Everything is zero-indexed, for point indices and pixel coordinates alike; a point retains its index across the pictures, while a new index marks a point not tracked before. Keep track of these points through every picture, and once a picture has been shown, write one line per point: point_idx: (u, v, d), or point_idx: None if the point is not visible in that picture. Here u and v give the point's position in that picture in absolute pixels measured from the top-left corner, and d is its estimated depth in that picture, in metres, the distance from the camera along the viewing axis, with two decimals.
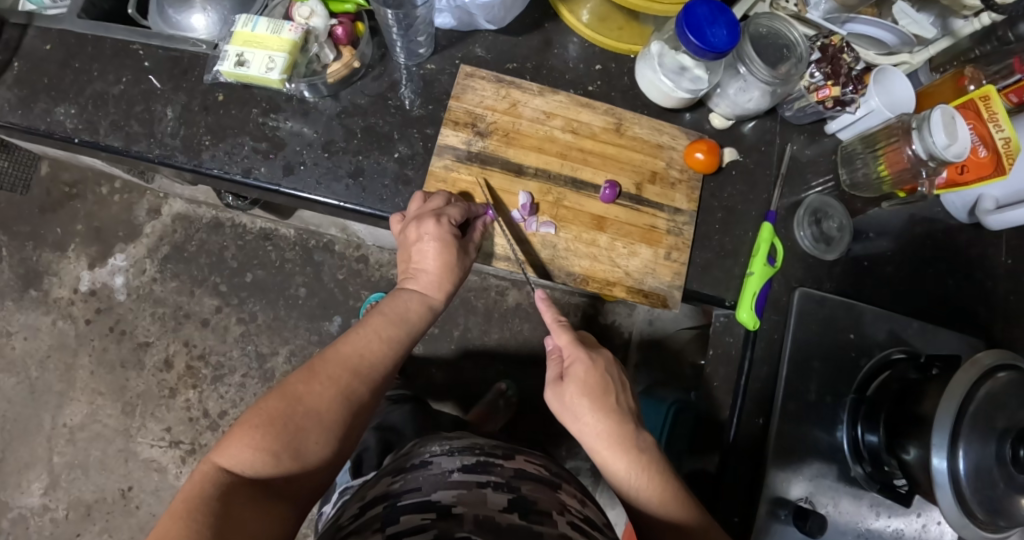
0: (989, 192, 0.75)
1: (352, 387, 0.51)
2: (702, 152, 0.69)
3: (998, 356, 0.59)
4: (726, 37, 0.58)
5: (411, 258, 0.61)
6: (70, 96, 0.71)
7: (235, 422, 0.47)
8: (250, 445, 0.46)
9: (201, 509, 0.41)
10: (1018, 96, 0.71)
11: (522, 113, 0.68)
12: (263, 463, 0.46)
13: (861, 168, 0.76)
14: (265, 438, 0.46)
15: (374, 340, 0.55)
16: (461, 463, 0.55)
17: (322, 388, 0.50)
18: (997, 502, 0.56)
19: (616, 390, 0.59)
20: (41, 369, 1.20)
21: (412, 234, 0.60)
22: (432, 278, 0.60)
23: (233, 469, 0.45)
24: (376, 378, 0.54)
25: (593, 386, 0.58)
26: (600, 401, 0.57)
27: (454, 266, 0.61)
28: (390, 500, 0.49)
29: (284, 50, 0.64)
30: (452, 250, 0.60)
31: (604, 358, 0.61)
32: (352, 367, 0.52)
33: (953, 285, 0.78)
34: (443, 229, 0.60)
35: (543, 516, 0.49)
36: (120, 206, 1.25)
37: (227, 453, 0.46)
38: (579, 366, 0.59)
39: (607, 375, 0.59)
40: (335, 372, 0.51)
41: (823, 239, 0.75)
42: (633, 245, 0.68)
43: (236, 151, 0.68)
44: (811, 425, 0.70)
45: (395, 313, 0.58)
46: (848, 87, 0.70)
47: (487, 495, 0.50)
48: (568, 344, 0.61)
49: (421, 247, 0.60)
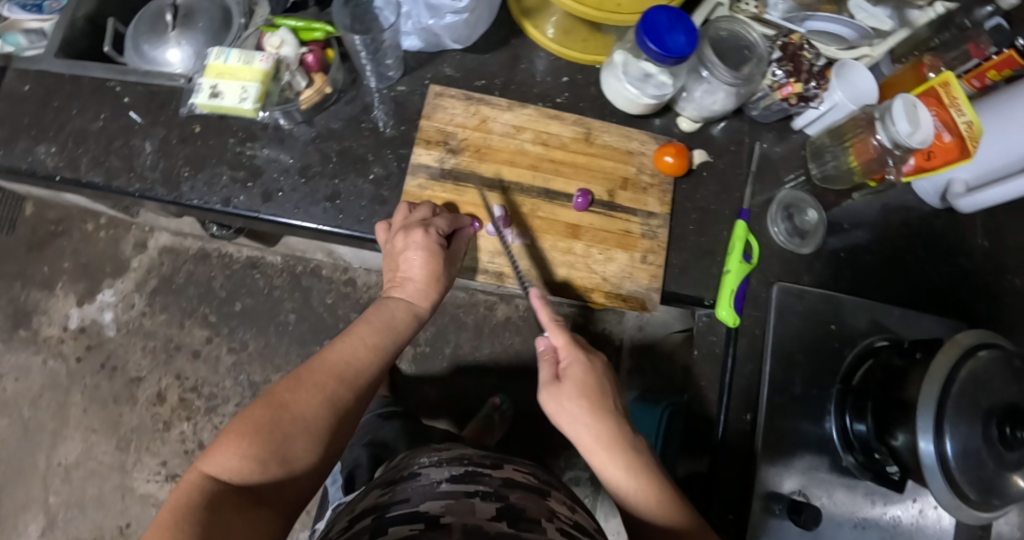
0: (959, 176, 0.76)
1: (338, 394, 0.52)
2: (671, 155, 0.70)
3: (979, 336, 0.60)
4: (685, 43, 0.60)
5: (397, 267, 0.62)
6: (50, 134, 0.71)
7: (221, 430, 0.47)
8: (236, 452, 0.46)
9: (188, 517, 0.41)
10: (980, 81, 0.75)
11: (492, 129, 0.70)
12: (250, 470, 0.46)
13: (831, 161, 0.78)
14: (252, 444, 0.46)
15: (361, 347, 0.56)
16: (450, 474, 0.55)
17: (309, 395, 0.50)
18: (989, 482, 0.56)
19: (612, 395, 0.60)
20: (34, 408, 1.19)
21: (398, 244, 0.61)
22: (418, 287, 0.61)
23: (218, 477, 0.45)
24: (362, 384, 0.54)
25: (590, 387, 0.59)
26: (599, 403, 0.58)
27: (439, 275, 0.62)
28: (380, 512, 0.49)
29: (256, 80, 0.66)
30: (439, 263, 0.61)
31: (600, 361, 0.62)
32: (339, 374, 0.53)
33: (932, 271, 0.80)
34: (430, 238, 0.60)
35: (532, 524, 0.49)
36: (106, 241, 1.26)
37: (212, 461, 0.46)
38: (578, 366, 0.60)
39: (604, 379, 0.60)
40: (322, 379, 0.52)
41: (798, 234, 0.76)
42: (609, 251, 0.69)
43: (215, 181, 0.69)
44: (799, 418, 0.70)
45: (379, 320, 0.59)
46: (811, 83, 0.73)
47: (475, 504, 0.50)
48: (565, 345, 0.61)
49: (408, 256, 0.60)
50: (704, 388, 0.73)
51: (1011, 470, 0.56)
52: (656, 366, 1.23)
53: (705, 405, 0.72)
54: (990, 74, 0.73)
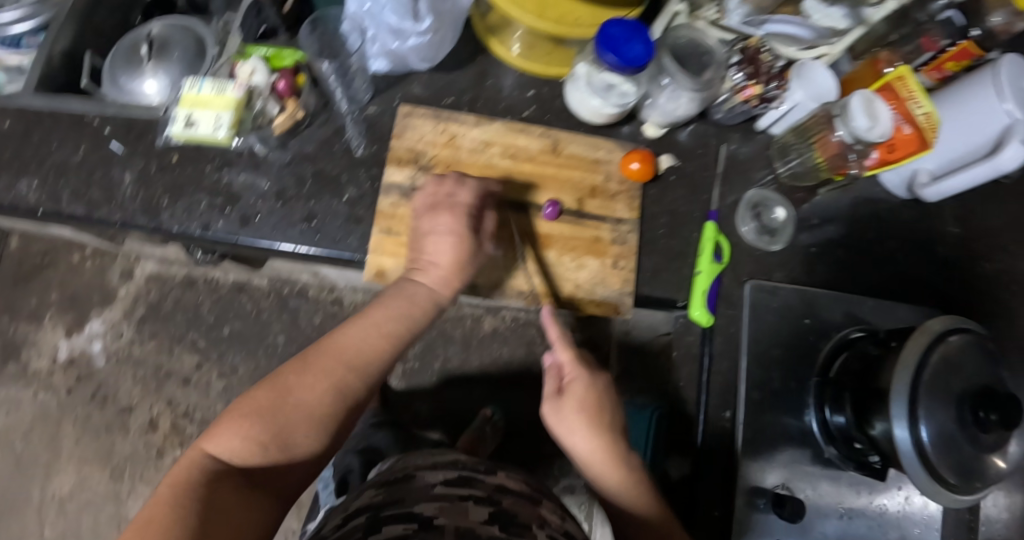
0: (923, 166, 0.78)
1: (346, 381, 0.55)
2: (637, 162, 0.72)
3: (950, 321, 0.62)
4: (642, 52, 0.62)
5: (424, 251, 0.63)
6: (32, 169, 0.72)
7: (226, 413, 0.52)
8: (237, 434, 0.50)
9: (186, 494, 0.45)
10: (938, 73, 0.79)
11: (462, 145, 0.71)
12: (250, 451, 0.50)
13: (796, 159, 0.80)
14: (253, 427, 0.51)
15: (372, 335, 0.58)
16: (443, 477, 0.56)
17: (314, 381, 0.54)
18: (964, 461, 0.59)
19: (611, 410, 0.63)
20: (26, 442, 1.19)
21: (428, 226, 0.63)
22: (442, 273, 0.63)
23: (219, 456, 0.49)
24: (371, 371, 0.57)
25: (590, 405, 0.62)
26: (597, 419, 0.61)
27: (467, 264, 0.63)
28: (373, 510, 0.50)
29: (229, 109, 0.67)
30: (467, 248, 0.63)
31: (602, 378, 0.65)
32: (346, 361, 0.56)
33: (903, 261, 0.81)
34: (462, 225, 0.63)
35: (522, 529, 0.51)
36: (93, 271, 1.26)
37: (215, 441, 0.50)
38: (579, 384, 0.63)
39: (603, 396, 0.63)
40: (329, 365, 0.55)
41: (767, 231, 0.78)
42: (580, 258, 0.70)
43: (194, 208, 0.70)
44: (779, 413, 0.72)
45: (390, 310, 0.60)
46: (771, 84, 0.75)
47: (469, 508, 0.51)
48: (570, 360, 0.65)
49: (438, 242, 0.63)
50: (684, 388, 0.74)
51: (981, 448, 0.59)
52: (644, 370, 1.25)
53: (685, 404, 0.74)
54: (947, 65, 0.78)
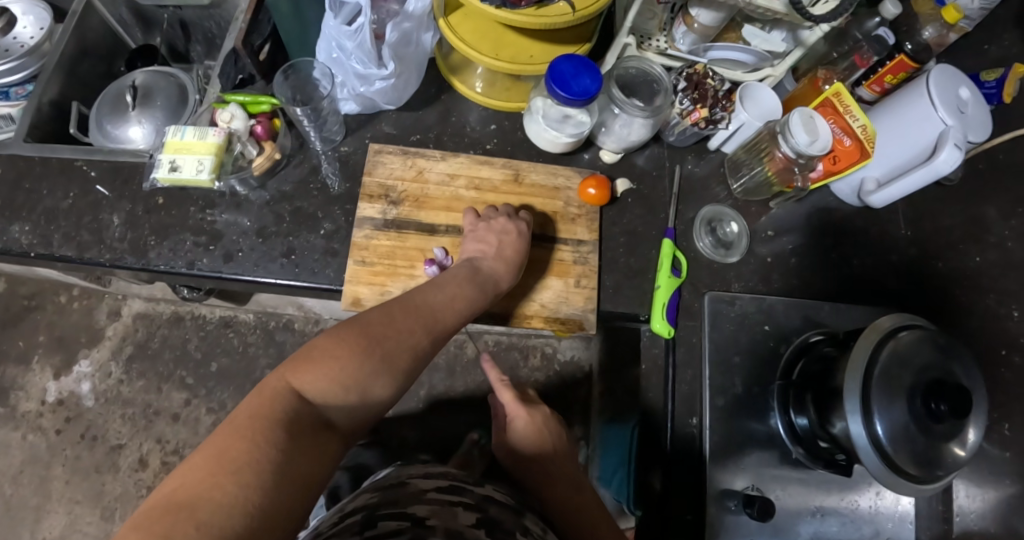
0: (870, 175, 0.83)
1: (423, 344, 0.58)
2: (593, 188, 0.77)
3: (900, 319, 0.67)
4: (589, 84, 0.67)
5: (491, 243, 0.69)
6: (24, 215, 0.76)
7: (311, 350, 0.51)
8: (324, 374, 0.50)
9: (275, 424, 0.44)
10: (879, 86, 0.85)
11: (429, 179, 0.76)
12: (333, 393, 0.50)
13: (746, 174, 0.86)
14: (341, 371, 0.51)
15: (447, 307, 0.62)
16: (437, 485, 0.60)
17: (398, 335, 0.56)
18: (921, 452, 0.62)
19: (552, 439, 0.76)
20: (15, 486, 1.20)
21: (499, 224, 0.71)
22: (503, 265, 0.69)
23: (301, 393, 0.48)
24: (440, 339, 0.60)
25: (530, 435, 0.76)
26: (538, 446, 0.75)
27: (522, 263, 0.70)
28: (369, 509, 0.54)
29: (211, 153, 0.72)
30: (523, 250, 0.70)
31: (541, 413, 0.78)
32: (427, 324, 0.59)
33: (857, 266, 0.86)
34: (521, 231, 0.72)
35: (507, 533, 0.55)
36: (80, 313, 1.29)
37: (302, 378, 0.49)
38: (520, 420, 0.76)
39: (544, 428, 0.76)
40: (412, 324, 0.58)
41: (723, 245, 0.83)
42: (544, 280, 0.75)
43: (179, 247, 0.74)
44: (744, 417, 0.76)
45: (459, 289, 0.64)
46: (716, 107, 0.80)
47: (458, 513, 0.55)
48: (511, 400, 0.77)
49: (505, 238, 0.70)
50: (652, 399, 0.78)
51: (938, 439, 0.62)
52: None
53: None
54: (887, 78, 0.84)
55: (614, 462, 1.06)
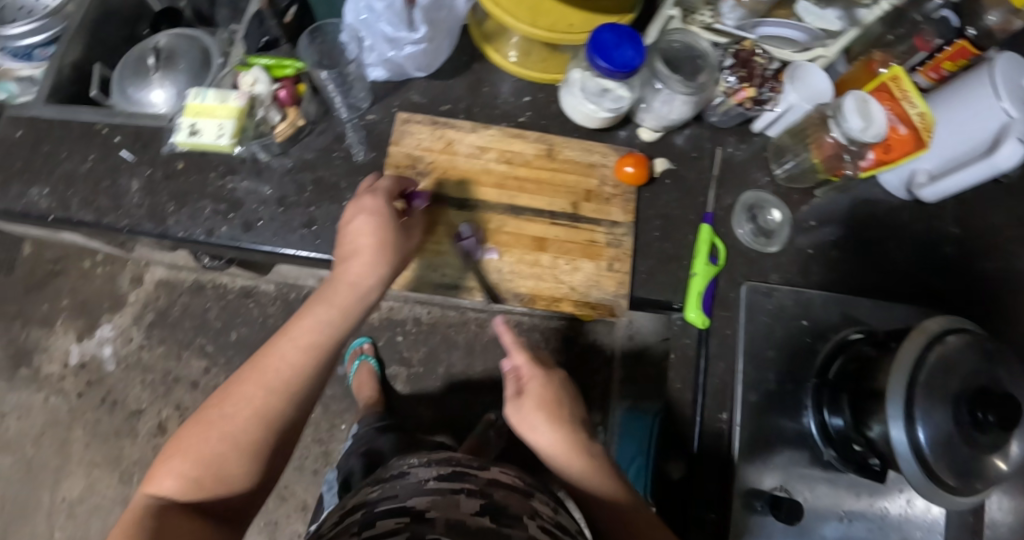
0: (921, 166, 0.79)
1: (271, 402, 0.52)
2: (631, 166, 0.72)
3: (945, 321, 0.62)
4: (633, 55, 0.63)
5: (346, 238, 0.62)
6: (42, 177, 0.74)
7: (160, 454, 0.50)
8: (172, 474, 0.48)
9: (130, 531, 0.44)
10: (937, 73, 0.76)
11: (458, 151, 0.73)
12: (187, 488, 0.48)
13: (792, 161, 0.81)
14: (188, 464, 0.49)
15: (292, 350, 0.54)
16: (437, 472, 0.57)
17: (238, 407, 0.51)
18: (962, 463, 0.58)
19: (569, 405, 0.65)
20: (37, 446, 1.21)
21: (351, 211, 0.63)
22: (368, 256, 0.60)
23: (162, 494, 0.48)
24: (294, 389, 0.53)
25: (548, 399, 0.64)
26: (554, 413, 0.63)
27: (390, 242, 0.61)
28: (369, 507, 0.51)
29: (232, 117, 0.69)
30: (390, 223, 0.62)
31: (558, 377, 0.68)
32: (267, 383, 0.53)
33: (902, 261, 0.81)
34: (381, 203, 0.62)
35: (513, 520, 0.51)
36: (103, 278, 1.29)
37: (155, 483, 0.48)
38: (535, 382, 0.66)
39: (560, 392, 0.66)
40: (251, 389, 0.52)
41: (762, 234, 0.79)
42: (575, 261, 0.71)
43: (198, 215, 0.72)
44: (775, 414, 0.72)
45: (314, 319, 0.57)
46: (764, 87, 0.76)
47: (460, 501, 0.52)
48: (526, 363, 0.68)
49: (354, 225, 0.61)
50: (680, 392, 0.74)
51: (982, 449, 0.58)
52: (649, 376, 1.25)
53: (682, 407, 0.74)
54: (945, 65, 0.75)
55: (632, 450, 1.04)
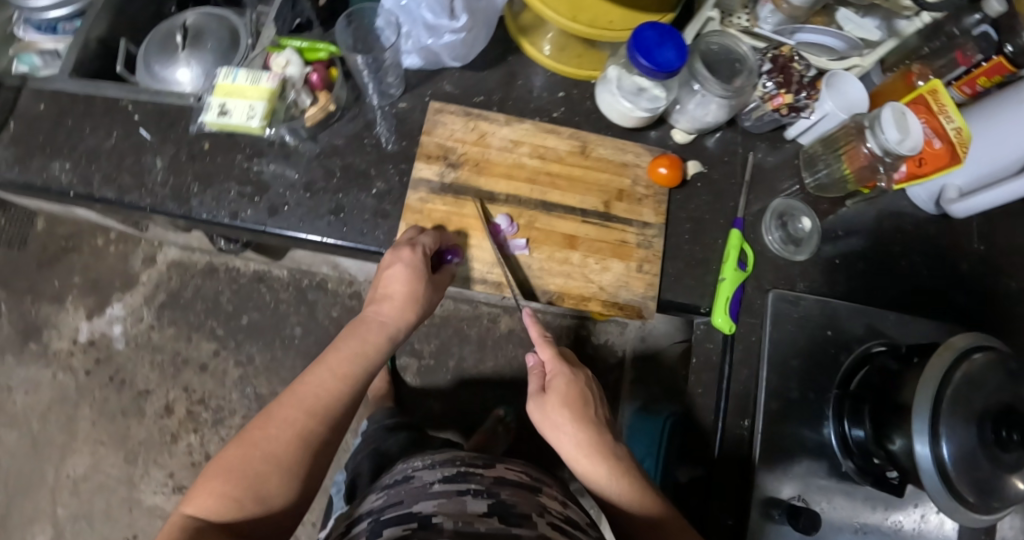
0: (951, 182, 0.77)
1: (311, 428, 0.53)
2: (665, 167, 0.72)
3: (972, 339, 0.60)
4: (674, 57, 0.62)
5: (379, 283, 0.63)
6: (64, 152, 0.73)
7: (200, 475, 0.49)
8: (213, 493, 0.47)
9: None
10: (970, 88, 0.75)
11: (491, 143, 0.72)
12: (227, 508, 0.47)
13: (824, 169, 0.78)
14: (228, 484, 0.48)
15: (330, 378, 0.56)
16: (443, 474, 0.56)
17: (278, 430, 0.52)
18: (985, 482, 0.56)
19: (595, 404, 0.61)
20: (43, 422, 1.21)
21: (385, 259, 0.63)
22: (395, 306, 0.62)
23: (200, 515, 0.47)
24: (334, 415, 0.55)
25: (574, 397, 0.60)
26: (580, 412, 0.59)
27: (420, 296, 0.63)
28: (374, 516, 0.52)
29: (263, 99, 0.67)
30: (422, 282, 0.62)
31: (583, 375, 0.63)
32: (309, 407, 0.54)
33: (927, 276, 0.80)
34: (417, 258, 0.62)
35: (522, 519, 0.50)
36: (116, 256, 1.28)
37: (195, 502, 0.47)
38: (561, 379, 0.61)
39: (586, 390, 0.62)
40: (291, 413, 0.53)
41: (792, 242, 0.76)
42: (605, 260, 0.70)
43: (223, 197, 0.71)
44: (797, 424, 0.70)
45: (351, 350, 0.59)
46: (801, 93, 0.74)
47: (466, 502, 0.51)
48: (551, 359, 0.63)
49: (390, 272, 0.62)
50: (702, 397, 0.73)
51: (1006, 468, 0.56)
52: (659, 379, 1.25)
53: (703, 413, 0.73)
54: (980, 81, 0.74)
55: (643, 448, 1.03)
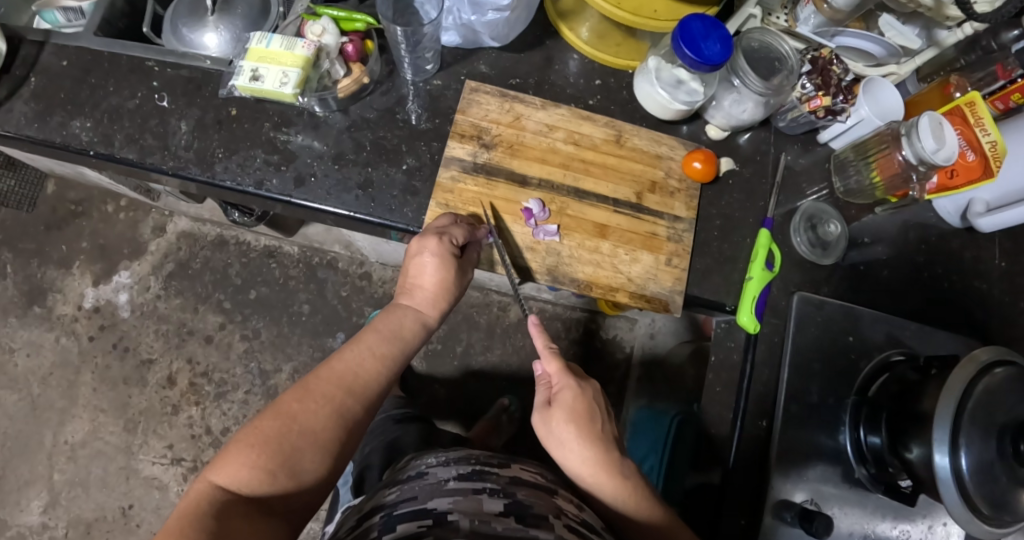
0: (979, 196, 0.74)
1: (347, 405, 0.52)
2: (699, 161, 0.71)
3: (996, 352, 0.58)
4: (719, 51, 0.62)
5: (409, 272, 0.62)
6: (86, 110, 0.71)
7: (230, 441, 0.47)
8: (246, 464, 0.46)
9: (196, 524, 0.41)
10: (1004, 104, 0.71)
11: (526, 126, 0.71)
12: (260, 481, 0.46)
13: (854, 176, 0.76)
14: (261, 456, 0.47)
15: (369, 357, 0.56)
16: (457, 472, 0.56)
17: (316, 406, 0.51)
18: (1001, 495, 0.54)
19: (602, 418, 0.59)
20: (43, 386, 1.20)
21: (413, 247, 0.61)
22: (426, 295, 0.62)
23: (230, 486, 0.45)
24: (369, 394, 0.55)
25: (580, 412, 0.58)
26: (587, 428, 0.57)
27: (450, 283, 0.62)
28: (388, 510, 0.51)
29: (297, 66, 0.66)
30: (451, 270, 0.61)
31: (592, 387, 0.61)
32: (346, 384, 0.53)
33: (950, 288, 0.77)
34: (443, 247, 0.60)
35: (539, 520, 0.50)
36: (125, 223, 1.27)
37: (224, 472, 0.46)
38: (568, 393, 0.59)
39: (594, 403, 0.59)
40: (328, 389, 0.52)
41: (820, 245, 0.75)
42: (635, 251, 0.69)
43: (249, 163, 0.69)
44: (812, 429, 0.69)
45: (387, 331, 0.59)
46: (839, 96, 0.72)
47: (482, 501, 0.51)
48: (557, 371, 0.60)
49: (419, 262, 0.61)
50: (720, 395, 0.73)
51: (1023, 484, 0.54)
52: None
53: (721, 412, 0.72)
54: (1015, 97, 0.70)
55: (648, 446, 1.02)
